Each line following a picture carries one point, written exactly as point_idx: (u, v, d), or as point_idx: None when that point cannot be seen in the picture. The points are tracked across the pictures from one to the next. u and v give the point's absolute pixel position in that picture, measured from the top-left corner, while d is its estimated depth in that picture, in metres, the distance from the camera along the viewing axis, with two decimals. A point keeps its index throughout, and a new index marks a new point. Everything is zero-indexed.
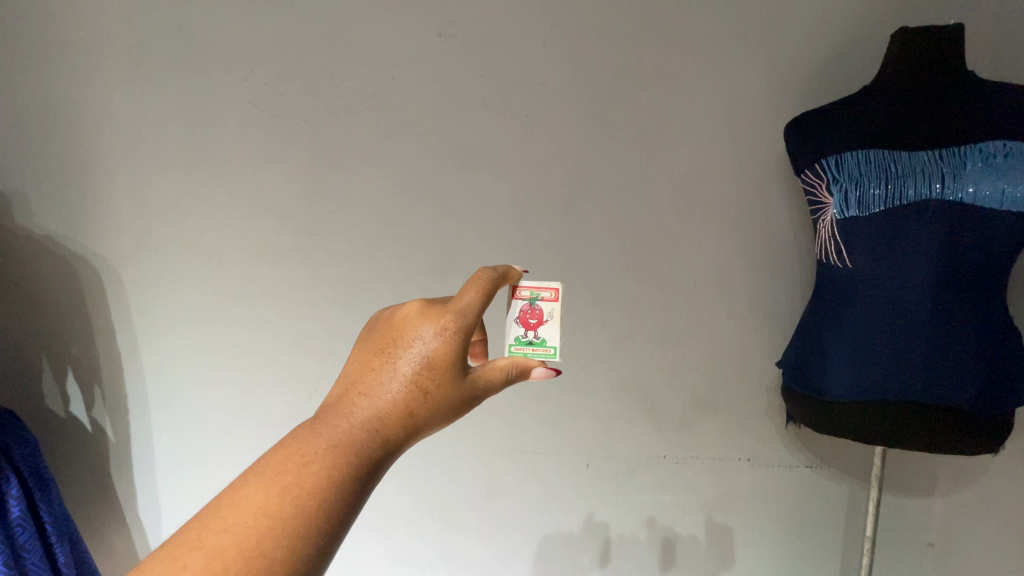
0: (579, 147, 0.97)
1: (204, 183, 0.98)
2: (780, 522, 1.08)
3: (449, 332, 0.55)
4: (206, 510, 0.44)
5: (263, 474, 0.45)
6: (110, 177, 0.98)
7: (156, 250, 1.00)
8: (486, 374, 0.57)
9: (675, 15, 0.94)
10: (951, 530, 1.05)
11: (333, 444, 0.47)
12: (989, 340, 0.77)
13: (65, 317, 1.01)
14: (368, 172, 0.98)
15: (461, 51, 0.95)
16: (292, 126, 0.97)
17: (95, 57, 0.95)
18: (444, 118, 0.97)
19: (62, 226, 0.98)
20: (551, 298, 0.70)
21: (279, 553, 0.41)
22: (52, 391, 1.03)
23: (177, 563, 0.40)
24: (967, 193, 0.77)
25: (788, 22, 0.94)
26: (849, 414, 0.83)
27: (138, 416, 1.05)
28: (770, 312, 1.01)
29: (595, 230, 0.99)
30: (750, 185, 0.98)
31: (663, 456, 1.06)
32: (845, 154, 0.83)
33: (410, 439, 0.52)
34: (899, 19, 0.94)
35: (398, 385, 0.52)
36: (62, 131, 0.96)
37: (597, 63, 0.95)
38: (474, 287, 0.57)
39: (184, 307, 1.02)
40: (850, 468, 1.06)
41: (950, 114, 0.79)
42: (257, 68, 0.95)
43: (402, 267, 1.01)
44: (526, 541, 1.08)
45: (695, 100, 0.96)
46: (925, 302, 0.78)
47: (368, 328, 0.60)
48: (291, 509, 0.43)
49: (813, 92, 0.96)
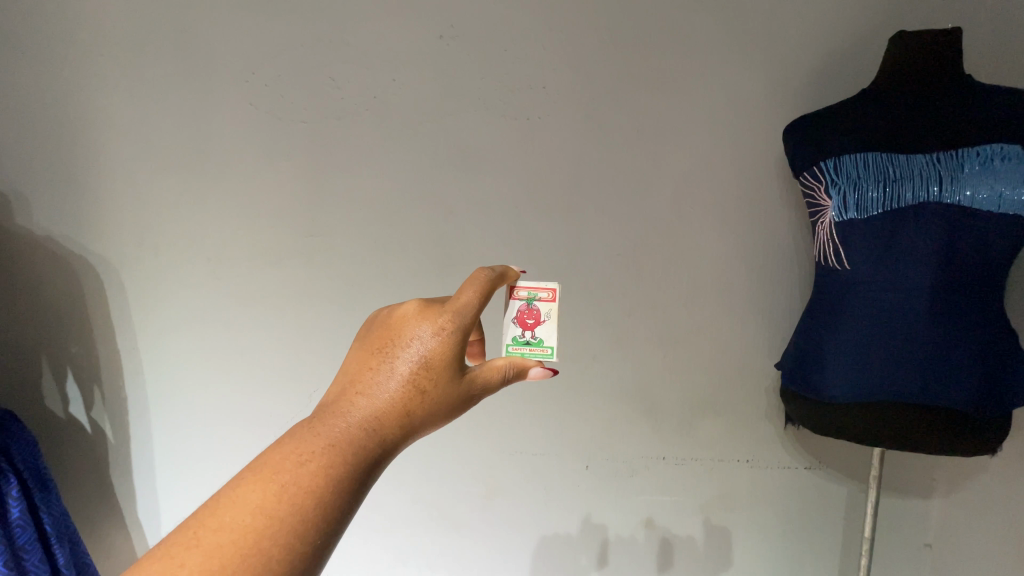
0: (576, 149, 0.97)
1: (205, 184, 0.99)
2: (780, 525, 1.07)
3: (446, 332, 0.55)
4: (204, 509, 0.44)
5: (260, 474, 0.45)
6: (114, 179, 0.99)
7: (158, 251, 1.01)
8: (484, 374, 0.58)
9: (672, 15, 0.93)
10: (949, 531, 1.03)
11: (330, 443, 0.47)
12: (988, 343, 0.77)
13: (67, 318, 1.02)
14: (367, 173, 0.98)
15: (457, 53, 0.95)
16: (293, 127, 0.97)
17: (100, 61, 0.96)
18: (441, 119, 0.97)
19: (65, 227, 1.00)
20: (548, 299, 0.71)
21: (277, 551, 0.42)
22: (52, 392, 1.04)
23: (175, 561, 0.41)
24: (965, 197, 0.75)
25: (787, 22, 0.93)
26: (850, 418, 0.82)
27: (138, 415, 1.06)
28: (769, 313, 1.00)
29: (593, 232, 0.99)
30: (750, 185, 0.97)
31: (661, 458, 1.05)
32: (843, 156, 0.82)
33: (407, 439, 0.53)
34: (901, 18, 0.93)
35: (395, 385, 0.52)
36: (66, 135, 0.97)
37: (594, 65, 0.95)
38: (471, 286, 0.57)
39: (184, 309, 1.03)
40: (848, 470, 1.05)
41: (948, 117, 0.78)
42: (259, 71, 0.96)
43: (400, 266, 1.01)
44: (525, 540, 1.08)
45: (693, 101, 0.95)
46: (929, 305, 0.77)
47: (366, 327, 0.60)
48: (288, 508, 0.43)
49: (813, 92, 0.95)
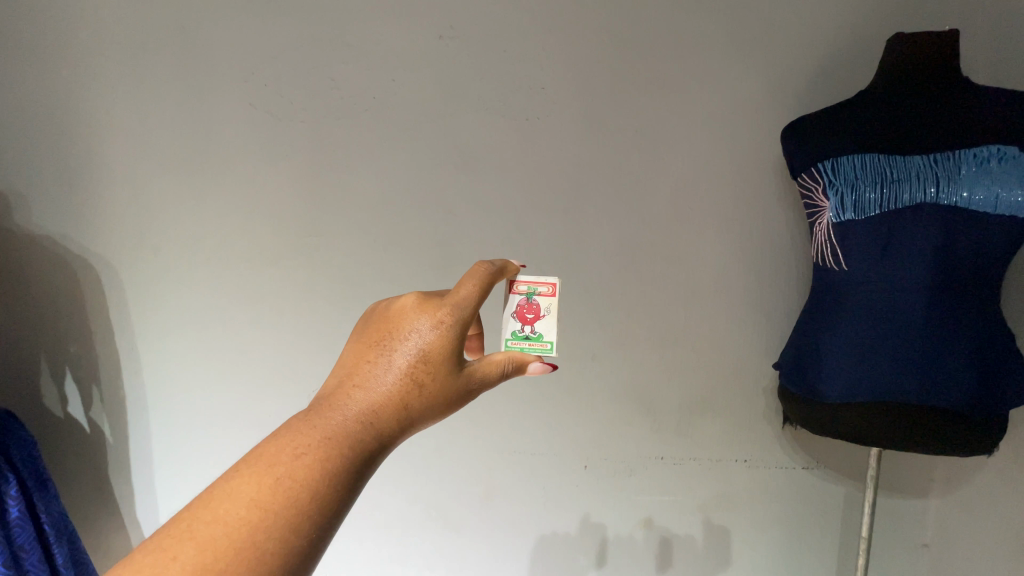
0: (576, 150, 0.97)
1: (205, 184, 0.99)
2: (778, 524, 1.07)
3: (445, 325, 0.55)
4: (197, 501, 0.44)
5: (255, 466, 0.45)
6: (113, 177, 0.99)
7: (157, 250, 1.01)
8: (482, 369, 0.58)
9: (671, 17, 0.94)
10: (946, 530, 1.03)
11: (326, 436, 0.47)
12: (985, 342, 0.77)
13: (65, 317, 1.02)
14: (366, 172, 0.99)
15: (457, 54, 0.95)
16: (293, 126, 0.98)
17: (100, 62, 0.96)
18: (441, 119, 0.97)
19: (64, 226, 0.99)
20: (548, 293, 0.71)
21: (271, 545, 0.41)
22: (50, 391, 1.04)
23: (168, 553, 0.41)
24: (962, 198, 0.76)
25: (785, 24, 0.94)
26: (847, 418, 0.82)
27: (136, 414, 1.06)
28: (768, 312, 1.01)
29: (592, 232, 0.99)
30: (748, 186, 0.98)
31: (660, 458, 1.05)
32: (841, 157, 0.83)
33: (404, 433, 0.53)
34: (897, 20, 0.94)
35: (393, 378, 0.52)
36: (66, 135, 0.97)
37: (593, 66, 0.95)
38: (471, 280, 0.57)
39: (182, 308, 1.03)
40: (847, 470, 1.05)
41: (945, 118, 0.78)
42: (259, 70, 0.96)
43: (400, 265, 1.01)
44: (523, 540, 1.08)
45: (692, 102, 0.96)
46: (926, 305, 0.77)
47: (364, 320, 0.60)
48: (283, 501, 0.43)
49: (812, 93, 0.95)
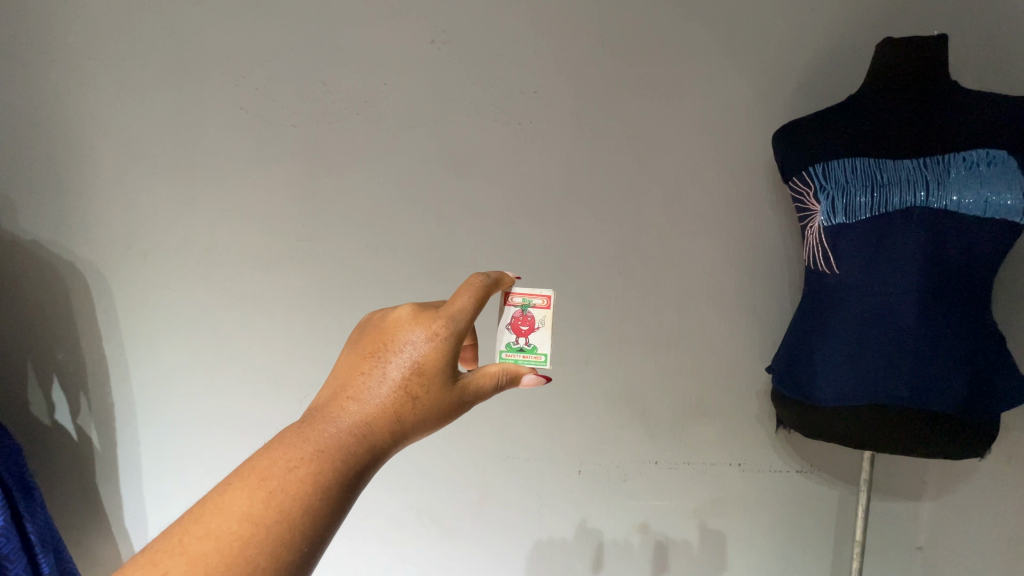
0: (567, 153, 0.97)
1: (195, 187, 0.98)
2: (772, 527, 1.07)
3: (440, 337, 0.55)
4: (189, 515, 0.43)
5: (247, 480, 0.44)
6: (102, 181, 0.98)
7: (146, 254, 1.00)
8: (476, 381, 0.57)
9: (665, 22, 0.94)
10: (939, 535, 1.04)
11: (318, 450, 0.47)
12: (975, 346, 0.77)
13: (54, 322, 1.00)
14: (359, 178, 0.98)
15: (451, 58, 0.95)
16: (285, 131, 0.97)
17: (86, 62, 0.95)
18: (434, 122, 0.97)
19: (49, 230, 0.98)
20: (542, 305, 0.70)
21: (262, 560, 0.41)
22: (36, 399, 1.02)
23: (158, 568, 0.40)
24: (952, 201, 0.76)
25: (778, 29, 0.94)
26: (840, 420, 0.82)
27: (124, 422, 1.04)
28: (759, 316, 1.01)
29: (584, 235, 0.99)
30: (739, 191, 0.98)
31: (654, 462, 1.05)
32: (832, 162, 0.83)
33: (397, 446, 0.52)
34: (886, 27, 0.94)
35: (386, 390, 0.52)
36: (52, 138, 0.96)
37: (588, 68, 0.95)
38: (467, 292, 0.58)
39: (173, 314, 1.02)
40: (840, 472, 1.06)
41: (931, 125, 0.79)
42: (253, 74, 0.95)
43: (393, 271, 1.01)
44: (519, 545, 1.08)
45: (687, 105, 0.96)
46: (917, 309, 0.77)
47: (358, 330, 0.60)
48: (275, 515, 0.42)
49: (802, 97, 0.96)
